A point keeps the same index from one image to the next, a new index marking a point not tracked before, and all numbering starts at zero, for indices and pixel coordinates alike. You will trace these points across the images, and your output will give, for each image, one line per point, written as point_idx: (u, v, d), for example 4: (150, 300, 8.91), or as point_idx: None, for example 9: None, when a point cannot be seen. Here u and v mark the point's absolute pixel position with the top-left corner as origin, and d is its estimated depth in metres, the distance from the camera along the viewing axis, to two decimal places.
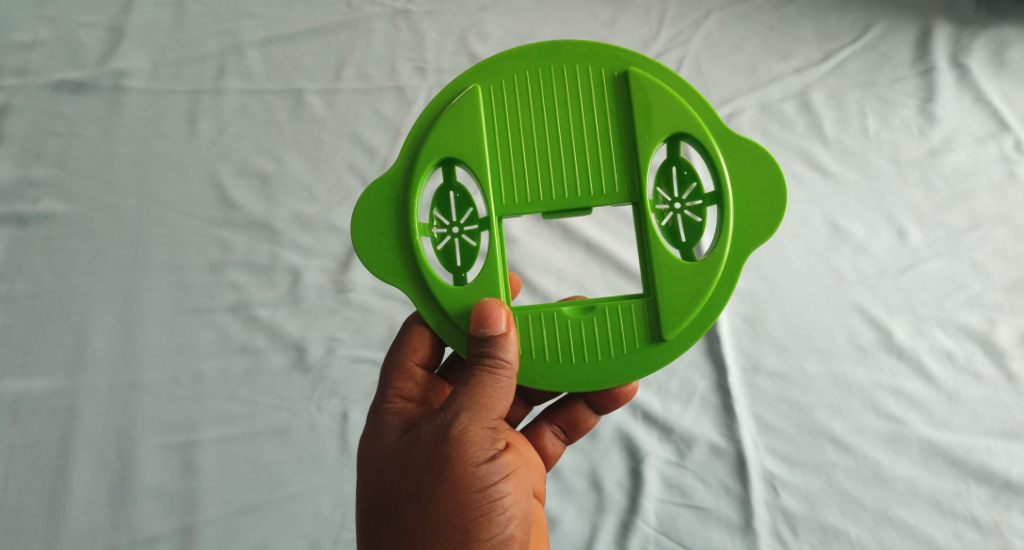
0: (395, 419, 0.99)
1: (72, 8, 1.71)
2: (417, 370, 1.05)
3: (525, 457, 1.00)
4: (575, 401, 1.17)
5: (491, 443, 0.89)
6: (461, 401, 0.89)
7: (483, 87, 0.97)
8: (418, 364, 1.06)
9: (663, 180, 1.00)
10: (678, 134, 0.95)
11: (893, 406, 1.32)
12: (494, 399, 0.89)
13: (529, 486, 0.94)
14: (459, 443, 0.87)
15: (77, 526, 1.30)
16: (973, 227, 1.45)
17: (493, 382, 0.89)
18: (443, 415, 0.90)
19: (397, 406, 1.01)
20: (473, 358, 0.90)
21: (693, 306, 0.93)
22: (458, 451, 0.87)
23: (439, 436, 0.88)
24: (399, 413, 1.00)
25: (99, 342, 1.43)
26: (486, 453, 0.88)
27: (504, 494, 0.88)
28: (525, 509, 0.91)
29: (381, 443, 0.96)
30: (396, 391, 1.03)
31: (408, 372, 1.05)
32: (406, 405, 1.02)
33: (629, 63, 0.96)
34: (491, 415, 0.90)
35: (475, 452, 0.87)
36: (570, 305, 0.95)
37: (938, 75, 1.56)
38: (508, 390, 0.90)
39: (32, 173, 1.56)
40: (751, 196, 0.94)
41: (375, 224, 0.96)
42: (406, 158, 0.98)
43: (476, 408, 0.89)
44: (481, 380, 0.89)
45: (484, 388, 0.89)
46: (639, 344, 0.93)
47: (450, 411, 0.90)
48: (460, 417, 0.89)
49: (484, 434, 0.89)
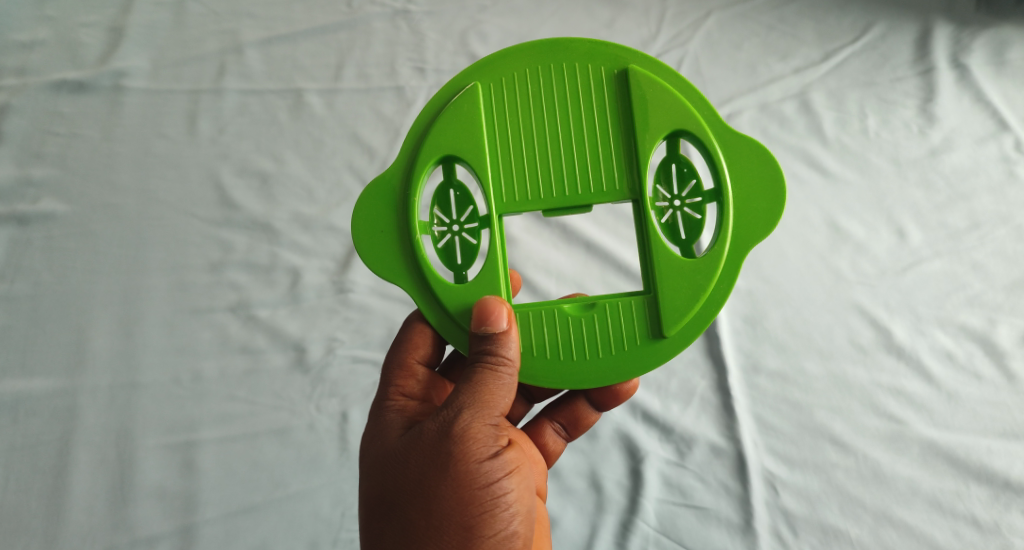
0: (398, 416, 0.99)
1: (72, 8, 1.71)
2: (419, 367, 1.05)
3: (528, 455, 1.00)
4: (575, 398, 1.16)
5: (494, 440, 0.88)
6: (464, 398, 0.89)
7: (483, 85, 0.97)
8: (419, 361, 1.05)
9: (663, 177, 1.00)
10: (678, 132, 0.95)
11: (893, 406, 1.32)
12: (496, 396, 0.89)
13: (533, 483, 0.94)
14: (462, 440, 0.87)
15: (77, 526, 1.30)
16: (973, 227, 1.45)
17: (495, 379, 0.89)
18: (445, 412, 0.90)
19: (399, 404, 1.01)
20: (475, 355, 0.90)
21: (693, 303, 0.93)
22: (460, 448, 0.87)
23: (441, 433, 0.88)
24: (401, 411, 1.00)
25: (99, 343, 1.43)
26: (488, 450, 0.88)
27: (508, 490, 0.88)
28: (529, 505, 0.91)
29: (383, 441, 0.96)
30: (397, 389, 1.03)
31: (409, 370, 1.04)
32: (408, 402, 1.02)
33: (629, 61, 0.96)
34: (493, 413, 0.90)
35: (478, 449, 0.87)
36: (571, 303, 0.94)
37: (938, 75, 1.56)
38: (510, 387, 0.90)
39: (32, 173, 1.56)
40: (750, 193, 0.94)
41: (375, 222, 0.96)
42: (406, 157, 0.98)
43: (478, 405, 0.89)
44: (483, 377, 0.89)
45: (486, 386, 0.89)
46: (640, 341, 0.93)
47: (452, 409, 0.89)
48: (462, 415, 0.88)
49: (487, 430, 0.89)
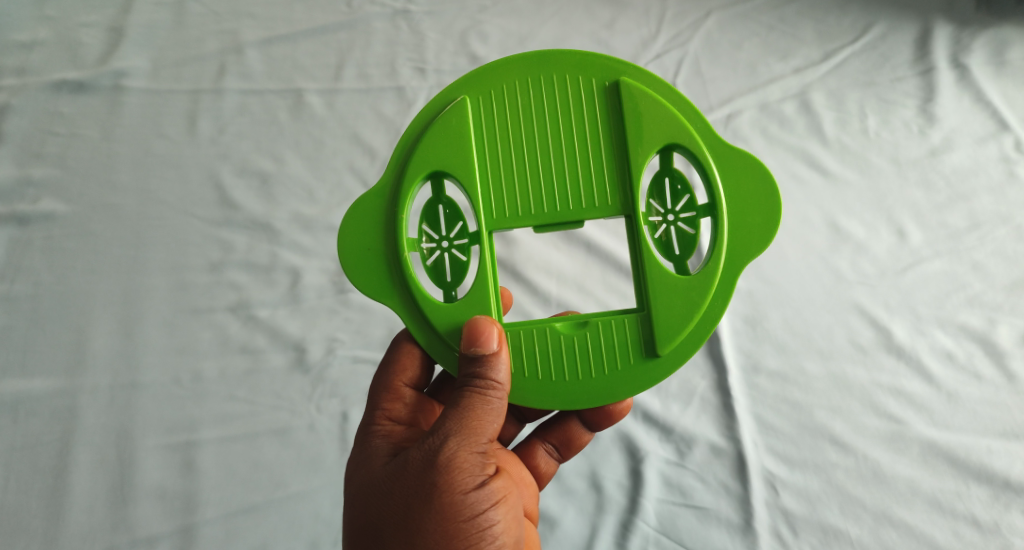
0: (384, 442, 0.99)
1: (72, 8, 1.71)
2: (406, 390, 1.05)
3: (515, 479, 1.00)
4: (569, 418, 1.17)
5: (481, 469, 0.88)
6: (451, 425, 0.89)
7: (472, 98, 0.97)
8: (406, 384, 1.06)
9: (656, 192, 1.01)
10: (671, 145, 0.95)
11: (893, 406, 1.32)
12: (484, 422, 0.89)
13: (521, 512, 0.94)
14: (449, 469, 0.86)
15: (77, 528, 1.30)
16: (973, 227, 1.45)
17: (484, 403, 0.89)
18: (431, 439, 0.89)
19: (385, 429, 1.01)
20: (464, 379, 0.90)
21: (688, 320, 0.93)
22: (446, 478, 0.86)
23: (427, 462, 0.88)
24: (387, 436, 1.00)
25: (99, 343, 1.43)
26: (475, 480, 0.87)
27: (495, 521, 0.88)
28: (516, 535, 0.91)
29: (369, 468, 0.96)
30: (384, 413, 1.03)
31: (396, 393, 1.04)
32: (394, 427, 1.02)
33: (620, 72, 0.96)
34: (481, 439, 0.89)
35: (464, 478, 0.87)
36: (562, 321, 0.95)
37: (938, 74, 1.56)
38: (499, 411, 0.90)
39: (32, 173, 1.56)
40: (745, 206, 0.94)
41: (363, 240, 0.96)
42: (393, 174, 0.98)
43: (466, 432, 0.88)
44: (472, 401, 0.89)
45: (474, 411, 0.89)
46: (633, 359, 0.93)
47: (439, 436, 0.89)
48: (449, 442, 0.88)
49: (474, 459, 0.88)
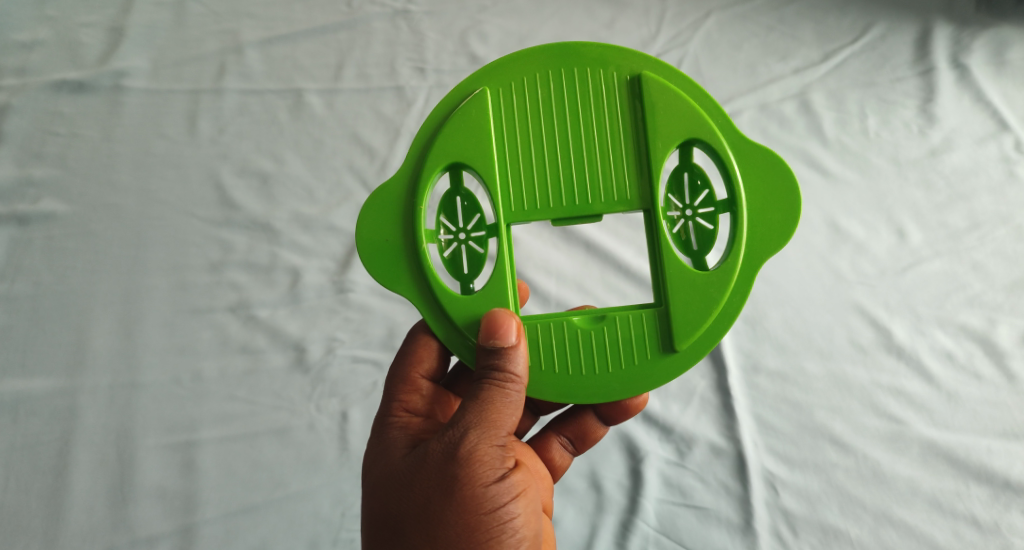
0: (402, 434, 0.99)
1: (72, 8, 1.71)
2: (423, 382, 1.05)
3: (533, 472, 0.99)
4: (584, 411, 1.16)
5: (501, 462, 0.88)
6: (470, 417, 0.88)
7: (491, 90, 0.97)
8: (423, 376, 1.05)
9: (675, 187, 1.01)
10: (690, 139, 0.95)
11: (893, 407, 1.32)
12: (503, 415, 0.89)
13: (539, 504, 0.94)
14: (469, 463, 0.86)
15: (77, 527, 1.30)
16: (972, 227, 1.45)
17: (503, 396, 0.89)
18: (451, 431, 0.89)
19: (403, 421, 1.01)
20: (483, 371, 0.90)
21: (706, 315, 0.93)
22: (466, 471, 0.86)
23: (446, 455, 0.88)
24: (405, 428, 1.00)
25: (99, 343, 1.43)
26: (495, 473, 0.87)
27: (515, 514, 0.88)
28: (535, 528, 0.92)
29: (387, 460, 0.96)
30: (401, 404, 1.03)
31: (413, 384, 1.04)
32: (412, 419, 1.01)
33: (640, 66, 0.96)
34: (500, 432, 0.89)
35: (484, 471, 0.87)
36: (580, 315, 0.94)
37: (937, 74, 1.56)
38: (517, 404, 0.90)
39: (32, 173, 1.56)
40: (764, 204, 0.94)
41: (380, 231, 0.96)
42: (411, 165, 0.97)
43: (485, 425, 0.88)
44: (491, 394, 0.89)
45: (494, 404, 0.88)
46: (650, 354, 0.93)
47: (459, 429, 0.88)
48: (469, 436, 0.88)
49: (493, 452, 0.88)
